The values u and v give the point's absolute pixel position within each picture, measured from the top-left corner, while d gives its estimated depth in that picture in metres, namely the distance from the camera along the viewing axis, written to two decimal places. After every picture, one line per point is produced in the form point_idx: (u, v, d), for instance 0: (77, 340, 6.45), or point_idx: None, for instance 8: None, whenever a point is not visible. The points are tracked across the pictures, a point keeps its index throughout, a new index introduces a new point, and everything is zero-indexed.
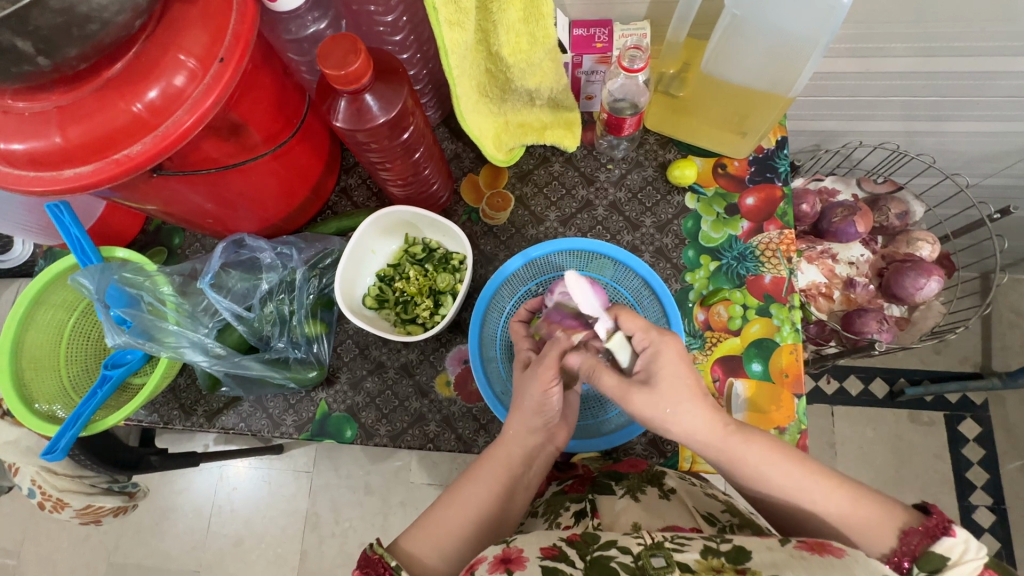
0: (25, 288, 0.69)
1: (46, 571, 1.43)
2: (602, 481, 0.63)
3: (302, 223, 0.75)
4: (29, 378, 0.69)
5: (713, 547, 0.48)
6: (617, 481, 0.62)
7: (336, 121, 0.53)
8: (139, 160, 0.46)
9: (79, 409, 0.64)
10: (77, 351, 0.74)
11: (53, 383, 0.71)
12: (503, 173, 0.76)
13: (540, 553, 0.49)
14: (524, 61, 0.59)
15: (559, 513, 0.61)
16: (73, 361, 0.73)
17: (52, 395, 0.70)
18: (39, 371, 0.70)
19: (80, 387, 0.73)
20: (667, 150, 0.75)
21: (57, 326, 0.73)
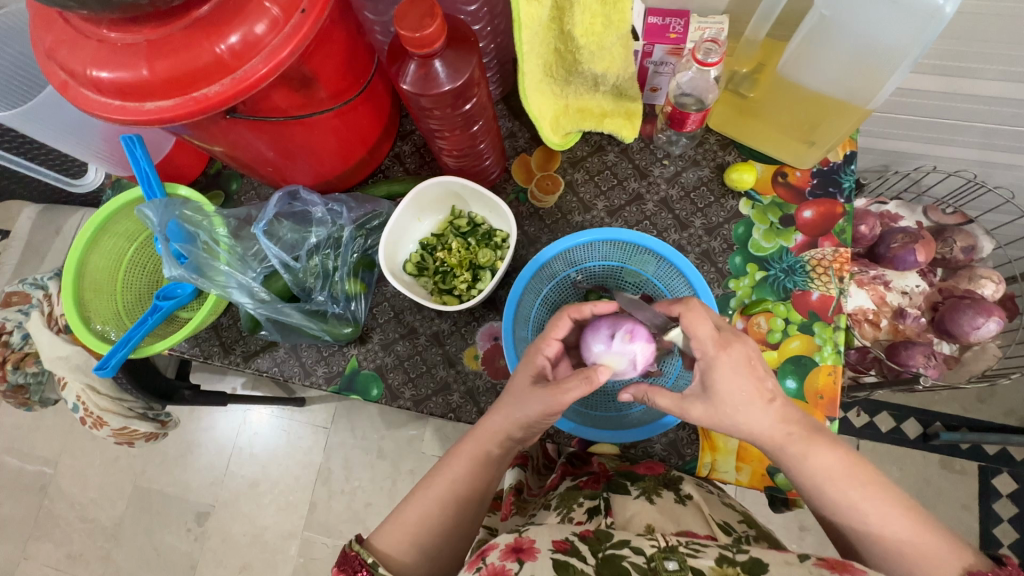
0: (95, 214, 0.73)
1: (77, 484, 1.53)
2: (618, 481, 0.63)
3: (355, 184, 0.77)
4: (88, 299, 0.73)
5: (729, 557, 0.48)
6: (633, 481, 0.63)
7: (403, 84, 0.54)
8: (216, 101, 0.47)
9: (130, 332, 0.68)
10: (133, 279, 0.78)
11: (109, 306, 0.75)
12: (555, 156, 0.76)
13: (552, 546, 0.51)
14: (595, 43, 0.58)
15: (572, 508, 0.61)
16: (129, 289, 0.78)
17: (108, 316, 0.74)
18: (97, 293, 0.74)
19: (133, 313, 0.77)
20: (727, 151, 0.73)
21: (119, 253, 0.77)
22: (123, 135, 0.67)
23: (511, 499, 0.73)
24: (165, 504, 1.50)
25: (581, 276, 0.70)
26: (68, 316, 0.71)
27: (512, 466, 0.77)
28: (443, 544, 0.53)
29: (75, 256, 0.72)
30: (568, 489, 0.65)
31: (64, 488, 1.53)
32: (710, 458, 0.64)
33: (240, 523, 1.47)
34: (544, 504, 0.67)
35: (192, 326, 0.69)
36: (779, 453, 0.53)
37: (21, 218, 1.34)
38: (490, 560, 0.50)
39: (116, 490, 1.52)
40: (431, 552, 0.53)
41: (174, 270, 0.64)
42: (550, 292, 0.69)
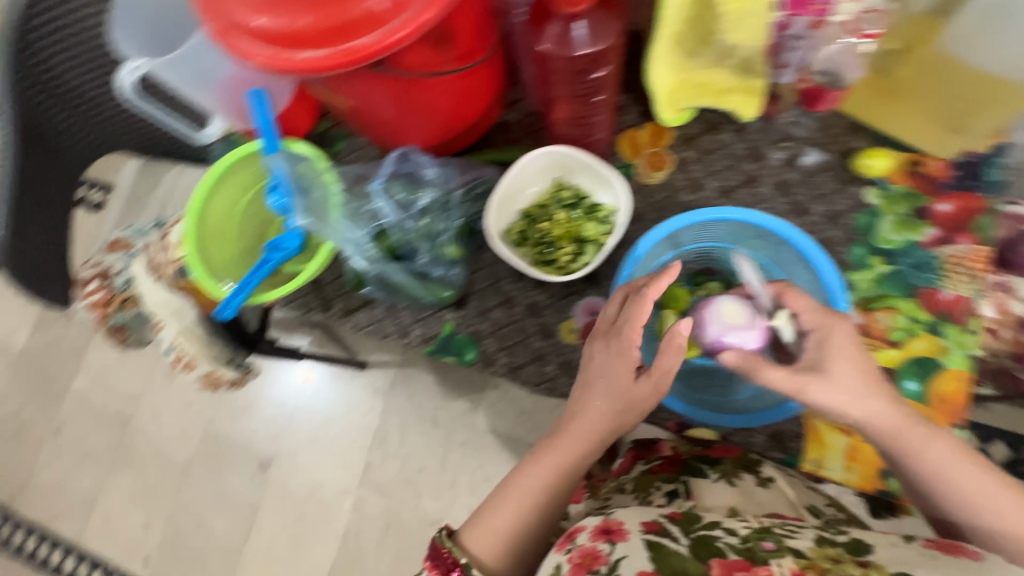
0: (215, 165, 0.77)
1: (155, 424, 1.64)
2: (694, 464, 0.65)
3: (460, 150, 0.77)
4: (208, 246, 0.78)
5: (828, 538, 0.51)
6: (710, 465, 0.65)
7: (540, 43, 0.53)
8: (367, 52, 0.48)
9: (247, 279, 0.71)
10: (246, 230, 0.82)
11: (224, 253, 0.79)
12: (666, 134, 0.73)
13: (642, 527, 0.55)
14: (738, 11, 0.57)
15: (650, 491, 0.64)
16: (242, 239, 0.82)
17: (223, 263, 0.79)
18: (215, 241, 0.79)
19: (244, 260, 0.81)
20: (857, 136, 0.68)
21: (234, 203, 0.81)
22: (250, 89, 0.69)
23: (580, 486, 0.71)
24: (232, 450, 1.59)
25: (689, 256, 0.68)
26: (191, 261, 0.76)
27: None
28: (526, 548, 0.58)
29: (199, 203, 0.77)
30: (641, 473, 0.67)
31: (144, 425, 1.65)
32: (817, 454, 0.62)
33: (300, 474, 1.55)
34: (615, 486, 0.68)
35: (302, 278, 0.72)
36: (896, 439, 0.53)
37: (124, 170, 1.43)
38: (581, 540, 0.55)
39: (189, 432, 1.62)
40: (515, 553, 0.57)
41: (301, 220, 0.67)
42: (657, 270, 0.68)
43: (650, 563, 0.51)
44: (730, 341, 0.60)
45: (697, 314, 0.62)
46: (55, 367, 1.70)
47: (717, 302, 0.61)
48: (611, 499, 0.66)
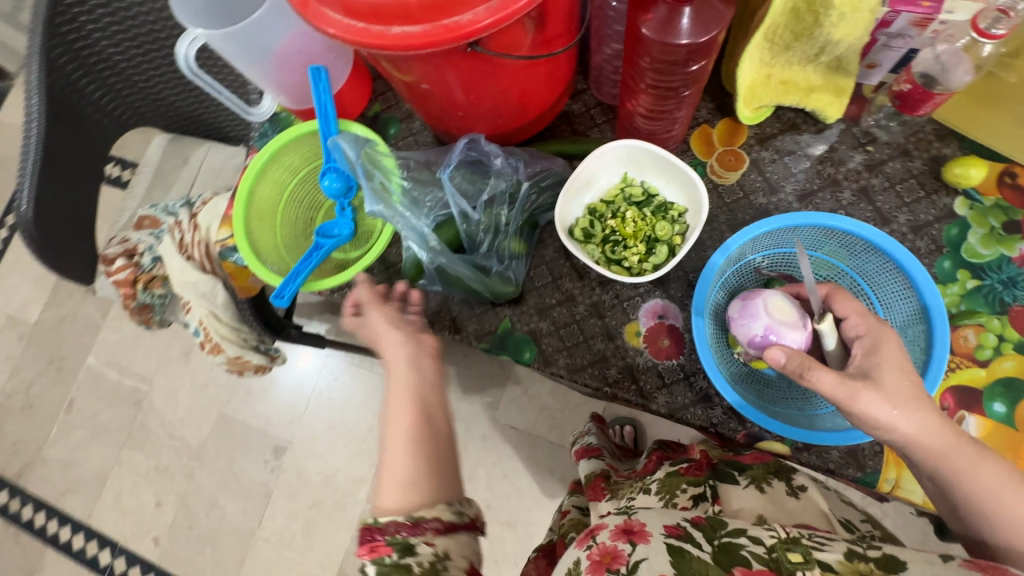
0: (267, 145, 0.73)
1: (168, 404, 1.62)
2: (725, 471, 0.70)
3: (523, 140, 0.74)
4: (255, 228, 0.74)
5: (861, 552, 0.48)
6: (742, 472, 0.69)
7: (643, 29, 0.49)
8: (467, 30, 0.45)
9: (299, 265, 0.68)
10: (291, 213, 0.79)
11: (271, 237, 0.76)
12: (742, 131, 0.70)
13: (665, 531, 0.55)
14: (850, 5, 0.53)
15: (675, 494, 0.68)
16: (287, 223, 0.78)
17: (270, 246, 0.75)
18: (261, 223, 0.75)
19: (290, 244, 0.77)
20: (945, 143, 0.65)
21: (281, 185, 0.78)
22: (311, 66, 0.66)
23: (601, 485, 0.84)
24: (247, 434, 1.57)
25: (764, 262, 0.66)
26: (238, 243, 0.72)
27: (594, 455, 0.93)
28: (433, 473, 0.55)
29: (248, 183, 0.73)
30: (669, 474, 0.72)
31: (157, 405, 1.63)
32: (894, 474, 0.59)
33: (314, 462, 1.53)
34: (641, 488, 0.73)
35: (360, 264, 0.68)
36: (951, 470, 0.49)
37: (151, 146, 1.39)
38: (601, 539, 0.57)
39: (203, 415, 1.60)
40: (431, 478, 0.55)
41: (373, 207, 0.63)
42: (732, 275, 0.65)
43: (670, 565, 0.51)
44: (773, 337, 0.56)
45: (743, 305, 0.58)
46: (68, 344, 1.67)
47: (766, 295, 0.58)
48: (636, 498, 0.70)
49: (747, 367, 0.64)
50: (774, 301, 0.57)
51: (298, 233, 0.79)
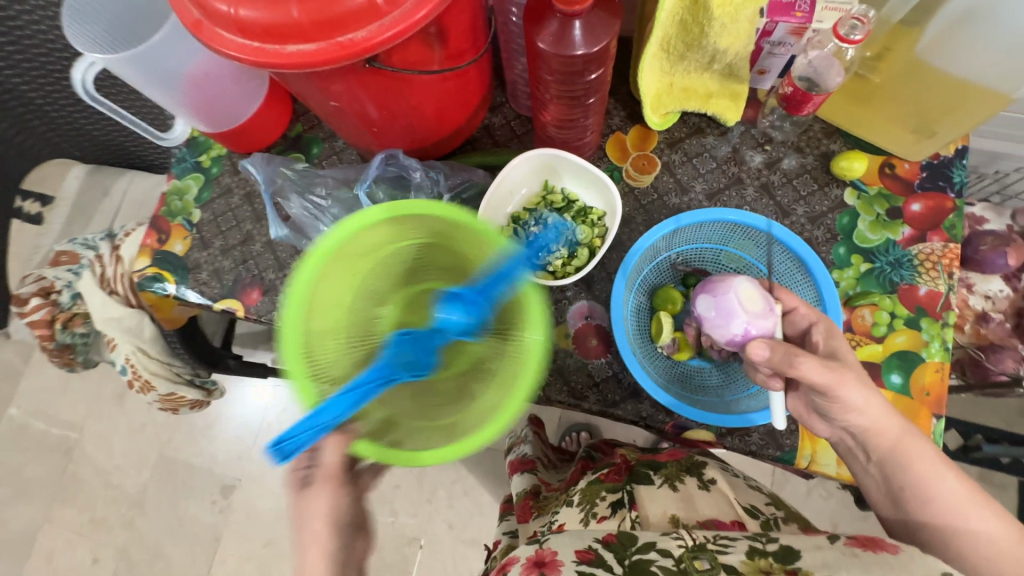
0: (421, 202, 0.49)
1: (103, 450, 1.51)
2: (640, 472, 0.80)
3: (446, 153, 0.75)
4: (318, 328, 0.49)
5: (759, 548, 0.56)
6: (657, 471, 0.80)
7: (539, 42, 0.52)
8: (362, 46, 0.45)
9: (332, 408, 0.45)
10: (356, 314, 0.53)
11: (333, 317, 0.50)
12: (652, 136, 0.74)
13: (576, 557, 0.59)
14: (730, 16, 0.56)
15: (596, 502, 0.77)
16: (341, 325, 0.51)
17: (323, 349, 0.49)
18: (318, 316, 0.49)
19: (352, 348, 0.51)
20: (832, 140, 0.71)
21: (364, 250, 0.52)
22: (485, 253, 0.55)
23: (528, 503, 0.89)
24: (192, 474, 1.49)
25: (678, 258, 0.70)
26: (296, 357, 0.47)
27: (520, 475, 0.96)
28: None
29: (328, 243, 0.48)
30: (591, 485, 0.81)
31: (90, 453, 1.52)
32: (811, 449, 0.63)
33: (267, 497, 1.46)
34: (565, 501, 0.83)
35: (423, 455, 0.47)
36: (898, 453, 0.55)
37: (66, 179, 1.32)
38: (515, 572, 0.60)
39: (142, 458, 1.51)
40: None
41: (279, 231, 0.77)
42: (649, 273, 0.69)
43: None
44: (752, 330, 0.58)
45: (714, 302, 0.59)
46: None
47: (733, 290, 0.59)
48: (560, 514, 0.78)
49: (670, 360, 0.67)
50: (739, 293, 0.58)
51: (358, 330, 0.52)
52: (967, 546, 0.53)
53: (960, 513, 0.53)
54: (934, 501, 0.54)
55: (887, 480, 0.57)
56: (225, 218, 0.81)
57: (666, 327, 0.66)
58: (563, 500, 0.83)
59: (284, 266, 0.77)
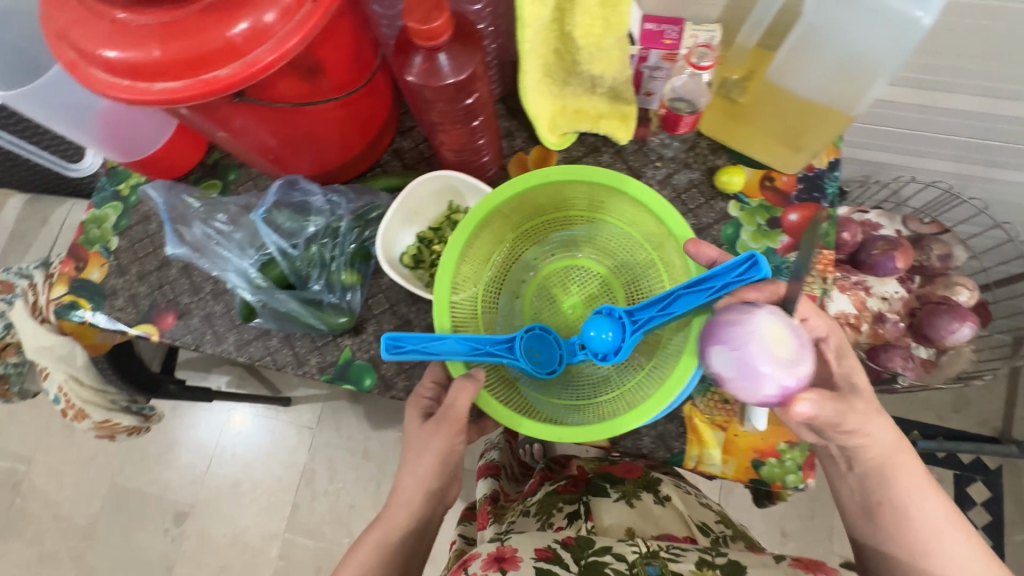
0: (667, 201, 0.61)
1: (51, 482, 1.48)
2: (598, 484, 0.80)
3: (352, 176, 0.77)
4: (462, 266, 0.66)
5: (708, 560, 0.59)
6: (614, 485, 0.79)
7: (408, 75, 0.55)
8: (225, 83, 0.48)
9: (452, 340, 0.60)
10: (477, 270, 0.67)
11: (474, 278, 0.68)
12: (552, 155, 0.77)
13: (535, 554, 0.58)
14: (594, 45, 0.61)
15: (553, 513, 0.76)
16: (471, 278, 0.67)
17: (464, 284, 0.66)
18: (468, 262, 0.67)
19: (488, 305, 0.69)
20: (718, 156, 0.75)
21: (517, 222, 0.70)
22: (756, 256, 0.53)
23: (487, 508, 0.84)
24: (143, 502, 1.46)
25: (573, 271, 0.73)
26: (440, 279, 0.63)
27: (485, 477, 0.91)
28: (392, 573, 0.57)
29: (482, 209, 0.63)
30: (548, 495, 0.80)
31: (38, 485, 1.48)
32: (698, 450, 0.66)
33: (220, 522, 1.44)
34: (522, 510, 0.80)
35: (539, 427, 0.57)
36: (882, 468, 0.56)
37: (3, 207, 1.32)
38: (475, 568, 0.57)
39: (91, 489, 1.47)
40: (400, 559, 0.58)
41: (173, 248, 0.69)
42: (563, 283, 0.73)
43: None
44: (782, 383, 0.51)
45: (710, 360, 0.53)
46: None
47: (760, 345, 0.50)
48: (516, 522, 0.77)
49: None
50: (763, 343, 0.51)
51: (496, 292, 0.71)
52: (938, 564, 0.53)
53: (935, 536, 0.54)
54: (914, 520, 0.55)
55: (865, 493, 0.58)
56: (142, 244, 0.82)
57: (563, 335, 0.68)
58: (519, 510, 0.81)
59: (200, 290, 0.78)
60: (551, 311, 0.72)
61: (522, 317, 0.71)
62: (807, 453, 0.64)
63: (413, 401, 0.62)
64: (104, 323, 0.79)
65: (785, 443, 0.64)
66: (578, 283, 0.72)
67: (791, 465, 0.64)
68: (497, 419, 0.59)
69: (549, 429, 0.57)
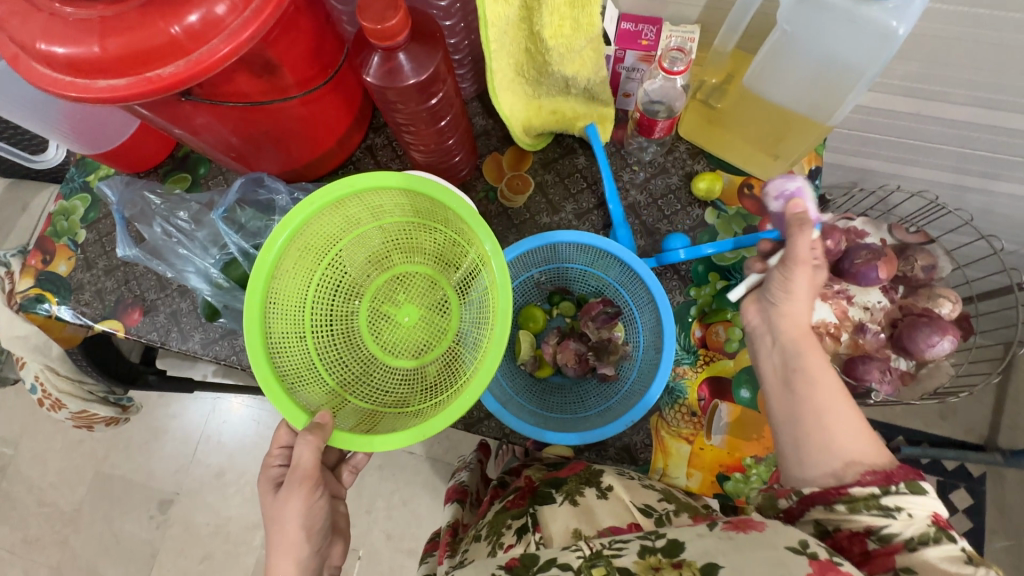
0: (459, 199, 0.57)
1: (37, 468, 1.47)
2: (543, 491, 0.63)
3: (322, 174, 0.76)
4: (279, 298, 0.58)
5: (649, 546, 0.47)
6: (558, 488, 0.63)
7: (368, 76, 0.53)
8: (170, 82, 0.47)
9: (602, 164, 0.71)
10: (302, 289, 0.62)
11: (295, 323, 0.60)
12: (527, 157, 0.75)
13: None
14: (565, 46, 0.58)
15: (502, 533, 0.61)
16: (294, 304, 0.61)
17: (281, 318, 0.59)
18: (286, 295, 0.60)
19: (321, 346, 0.63)
20: (697, 160, 0.72)
21: (319, 250, 0.62)
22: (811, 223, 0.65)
23: (447, 541, 0.71)
24: (128, 490, 1.46)
25: (543, 276, 0.71)
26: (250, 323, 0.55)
27: (450, 502, 0.78)
28: None
29: (269, 258, 0.56)
30: (498, 514, 0.66)
31: (23, 470, 1.48)
32: (662, 463, 0.65)
33: (204, 512, 1.44)
34: (475, 536, 0.66)
35: (376, 446, 0.54)
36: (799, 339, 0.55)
37: None
38: None
39: (77, 476, 1.47)
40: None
41: (126, 251, 0.70)
42: (539, 267, 0.70)
43: None
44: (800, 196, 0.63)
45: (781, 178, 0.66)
46: None
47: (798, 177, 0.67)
48: (469, 551, 0.63)
49: (533, 377, 0.70)
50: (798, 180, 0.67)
51: (327, 332, 0.64)
52: (830, 431, 0.50)
53: (835, 399, 0.51)
54: (816, 383, 0.52)
55: (785, 360, 0.55)
56: (110, 237, 0.80)
57: (526, 344, 0.69)
58: (472, 535, 0.67)
59: (165, 286, 0.76)
60: (387, 327, 0.68)
61: (363, 346, 0.66)
62: (774, 469, 0.63)
63: (261, 474, 0.59)
64: (70, 317, 0.78)
65: (752, 456, 0.63)
66: (404, 291, 0.70)
67: (756, 480, 0.63)
68: (358, 450, 0.55)
69: (393, 439, 0.54)
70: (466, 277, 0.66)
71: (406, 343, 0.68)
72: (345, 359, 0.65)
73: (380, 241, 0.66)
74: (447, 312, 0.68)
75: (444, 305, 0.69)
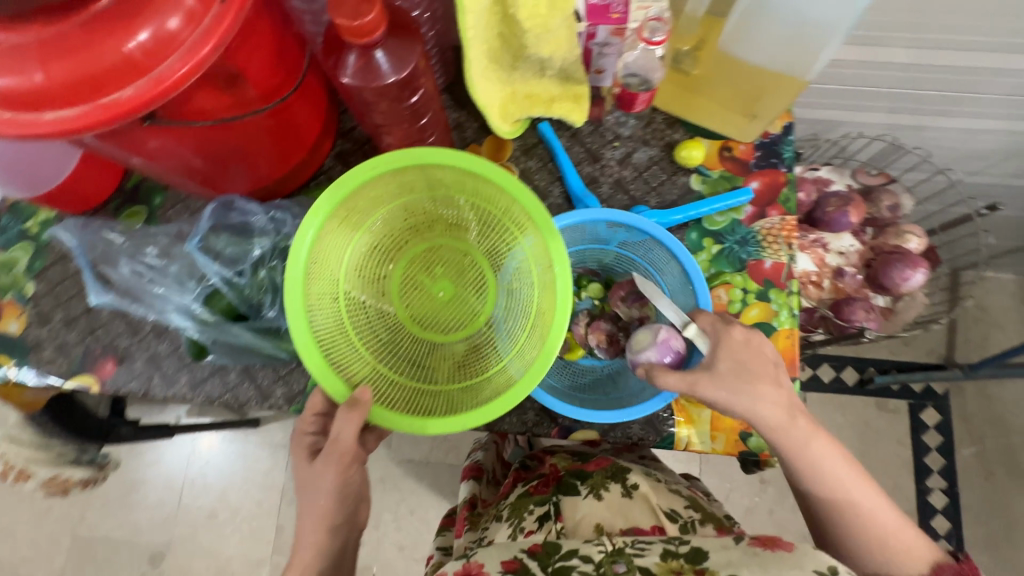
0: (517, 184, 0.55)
1: (5, 544, 1.35)
2: (568, 481, 0.64)
3: (294, 189, 0.71)
4: (317, 263, 0.56)
5: (671, 550, 0.48)
6: (583, 480, 0.64)
7: (343, 77, 0.50)
8: (129, 106, 0.42)
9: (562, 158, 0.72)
10: (336, 258, 0.58)
11: (330, 289, 0.58)
12: (507, 145, 0.73)
13: (501, 567, 0.49)
14: (541, 26, 0.56)
15: (524, 517, 0.62)
16: (328, 269, 0.58)
17: (320, 282, 0.56)
18: (324, 260, 0.57)
19: (355, 314, 0.60)
20: (675, 129, 0.73)
21: (358, 216, 0.59)
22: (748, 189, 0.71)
23: (466, 514, 0.72)
24: (112, 550, 1.36)
25: None
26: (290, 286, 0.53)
27: (467, 479, 0.78)
28: None
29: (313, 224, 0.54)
30: (521, 498, 0.66)
31: None
32: (686, 431, 0.66)
33: (201, 557, 1.36)
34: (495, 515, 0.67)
35: (419, 425, 0.53)
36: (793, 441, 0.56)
37: None
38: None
39: (52, 544, 1.36)
40: None
41: (100, 296, 0.67)
42: None
43: None
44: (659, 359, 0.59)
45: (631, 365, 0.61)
46: None
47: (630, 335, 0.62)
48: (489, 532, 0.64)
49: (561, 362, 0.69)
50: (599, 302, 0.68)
51: (360, 298, 0.61)
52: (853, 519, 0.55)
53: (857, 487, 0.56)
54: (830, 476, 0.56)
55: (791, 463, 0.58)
56: (63, 285, 0.73)
57: None
58: (494, 514, 0.68)
59: (138, 330, 0.70)
60: (418, 296, 0.66)
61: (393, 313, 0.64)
62: None
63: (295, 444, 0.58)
64: (32, 378, 0.70)
65: None
66: (438, 260, 0.67)
67: None
68: (394, 426, 0.54)
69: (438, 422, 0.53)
70: (505, 259, 0.64)
71: (435, 315, 0.66)
72: (377, 327, 0.62)
73: (419, 210, 0.63)
74: (482, 289, 0.66)
75: (476, 280, 0.66)
